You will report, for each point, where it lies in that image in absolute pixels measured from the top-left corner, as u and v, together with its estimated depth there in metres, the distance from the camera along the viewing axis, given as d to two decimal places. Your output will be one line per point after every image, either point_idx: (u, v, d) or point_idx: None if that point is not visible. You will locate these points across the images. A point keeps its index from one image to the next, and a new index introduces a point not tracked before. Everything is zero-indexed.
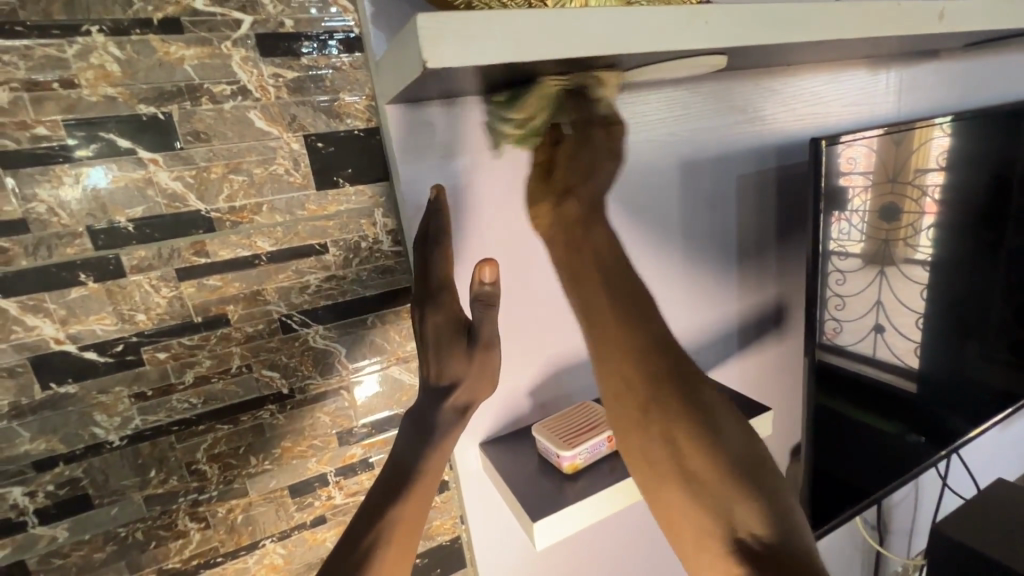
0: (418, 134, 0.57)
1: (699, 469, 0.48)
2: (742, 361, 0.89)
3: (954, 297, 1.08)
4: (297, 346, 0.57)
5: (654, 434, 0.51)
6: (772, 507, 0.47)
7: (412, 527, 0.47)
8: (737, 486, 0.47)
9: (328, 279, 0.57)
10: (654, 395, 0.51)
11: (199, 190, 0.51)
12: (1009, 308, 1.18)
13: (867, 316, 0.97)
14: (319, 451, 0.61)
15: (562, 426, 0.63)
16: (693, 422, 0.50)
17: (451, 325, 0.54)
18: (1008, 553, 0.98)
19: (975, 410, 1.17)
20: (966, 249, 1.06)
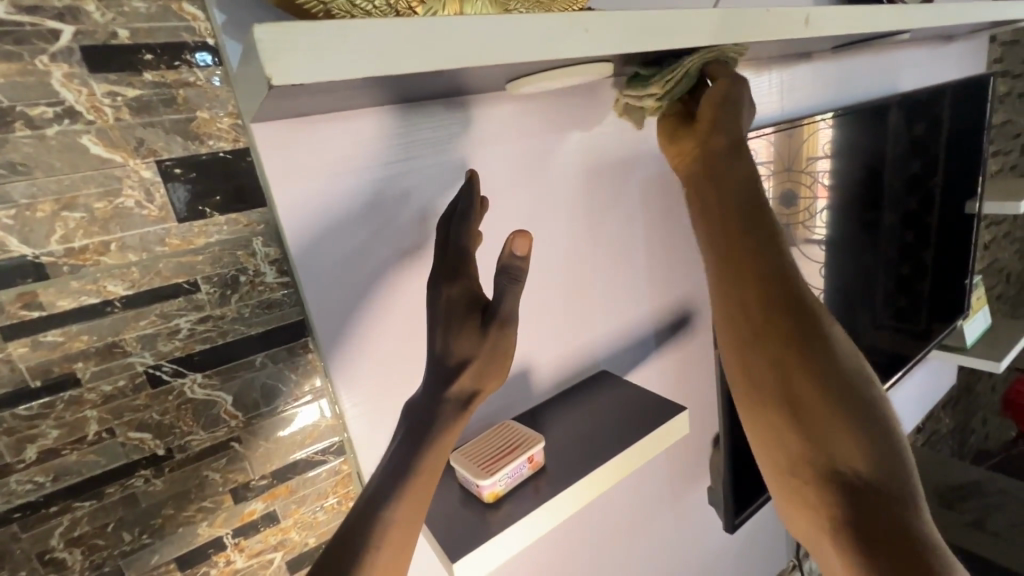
0: (328, 145, 0.55)
1: (809, 398, 0.50)
2: (664, 359, 0.90)
3: (845, 276, 1.17)
4: (170, 400, 0.50)
5: (758, 363, 0.52)
6: (877, 444, 0.48)
7: (405, 530, 0.43)
8: (848, 419, 0.48)
9: (202, 321, 0.51)
10: (780, 322, 0.51)
11: (22, 232, 0.43)
12: (891, 282, 1.30)
13: None
14: (210, 513, 0.54)
15: (482, 451, 0.60)
16: (807, 348, 0.50)
17: (466, 300, 0.51)
18: None
19: (871, 378, 1.28)
20: (852, 233, 1.15)
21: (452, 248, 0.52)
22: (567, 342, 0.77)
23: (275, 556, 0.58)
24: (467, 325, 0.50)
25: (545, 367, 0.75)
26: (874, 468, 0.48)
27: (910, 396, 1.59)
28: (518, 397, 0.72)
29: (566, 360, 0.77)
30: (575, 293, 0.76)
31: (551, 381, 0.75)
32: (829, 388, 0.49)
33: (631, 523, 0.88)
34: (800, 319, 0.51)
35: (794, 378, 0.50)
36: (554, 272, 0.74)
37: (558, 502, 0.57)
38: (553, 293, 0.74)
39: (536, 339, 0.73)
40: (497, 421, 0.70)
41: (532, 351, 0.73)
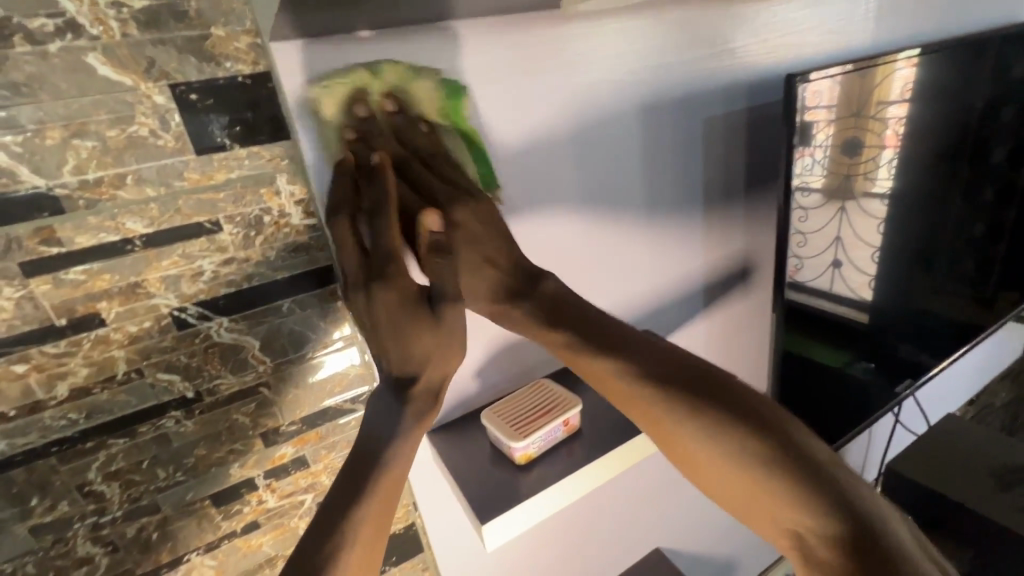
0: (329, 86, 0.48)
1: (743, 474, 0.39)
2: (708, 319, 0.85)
3: (913, 237, 1.06)
4: (197, 343, 0.49)
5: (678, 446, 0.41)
6: (807, 497, 0.37)
7: (389, 505, 0.42)
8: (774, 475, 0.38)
9: (226, 264, 0.48)
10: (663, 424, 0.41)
11: (34, 161, 0.40)
12: (964, 245, 1.18)
13: (825, 253, 0.94)
14: (242, 455, 0.54)
15: (515, 410, 0.57)
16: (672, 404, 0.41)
17: (403, 299, 0.42)
18: (949, 487, 1.03)
19: (927, 348, 1.19)
20: (927, 189, 1.04)
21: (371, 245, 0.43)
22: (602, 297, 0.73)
23: (306, 498, 0.59)
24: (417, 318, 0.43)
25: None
26: (831, 518, 0.37)
27: (969, 367, 1.49)
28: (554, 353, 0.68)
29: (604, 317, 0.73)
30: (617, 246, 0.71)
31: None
32: (740, 473, 0.39)
33: (662, 485, 0.86)
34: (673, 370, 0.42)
35: (715, 479, 0.40)
36: (596, 224, 0.69)
37: (593, 469, 0.55)
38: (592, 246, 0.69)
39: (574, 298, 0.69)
40: (534, 378, 0.67)
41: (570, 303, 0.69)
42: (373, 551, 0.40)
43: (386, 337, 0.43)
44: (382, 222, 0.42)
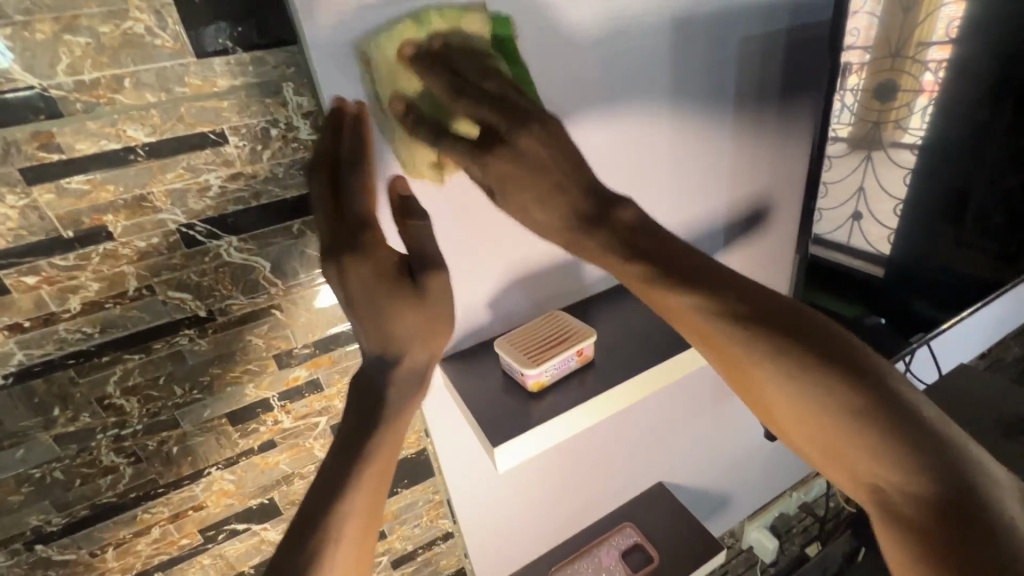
0: None
1: (832, 420, 0.43)
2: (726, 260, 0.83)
3: (948, 188, 1.01)
4: (208, 261, 0.48)
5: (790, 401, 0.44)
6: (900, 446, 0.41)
7: (388, 461, 0.44)
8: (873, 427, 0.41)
9: (233, 179, 0.46)
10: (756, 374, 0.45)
11: (25, 57, 0.37)
12: (1006, 196, 1.11)
13: (846, 205, 0.90)
14: (256, 376, 0.54)
15: (528, 339, 0.57)
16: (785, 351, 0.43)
17: (376, 262, 0.47)
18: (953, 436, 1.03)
19: (949, 299, 1.16)
20: (974, 134, 0.97)
21: (351, 211, 0.48)
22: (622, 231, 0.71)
23: (320, 421, 0.60)
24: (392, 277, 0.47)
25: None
26: (919, 478, 0.40)
27: (985, 322, 1.46)
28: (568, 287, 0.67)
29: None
30: (640, 178, 0.68)
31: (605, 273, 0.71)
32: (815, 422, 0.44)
33: (667, 423, 0.88)
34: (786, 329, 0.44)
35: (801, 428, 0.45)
36: (615, 154, 0.65)
37: (604, 399, 0.55)
38: (615, 177, 0.66)
39: None
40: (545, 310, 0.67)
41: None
42: (378, 491, 0.43)
43: (365, 302, 0.47)
44: (351, 181, 0.48)
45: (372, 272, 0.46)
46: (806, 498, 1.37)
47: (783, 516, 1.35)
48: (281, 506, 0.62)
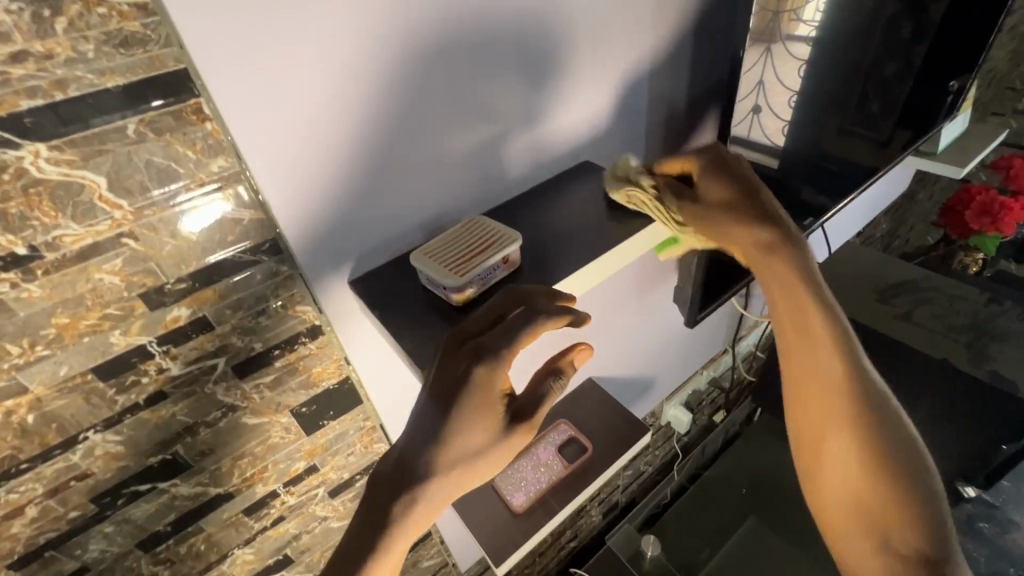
0: None
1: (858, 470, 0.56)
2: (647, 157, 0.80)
3: (835, 77, 1.02)
4: (11, 181, 0.36)
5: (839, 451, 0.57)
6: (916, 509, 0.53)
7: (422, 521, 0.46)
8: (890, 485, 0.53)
9: (18, 62, 0.34)
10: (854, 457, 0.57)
11: None
12: (885, 81, 1.16)
13: (747, 99, 0.87)
14: (121, 321, 0.45)
15: (448, 250, 0.51)
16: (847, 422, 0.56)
17: (481, 387, 0.45)
18: (845, 299, 1.10)
19: (837, 183, 1.24)
20: (860, 20, 0.97)
21: (486, 343, 0.45)
22: (545, 120, 0.63)
23: (218, 362, 0.52)
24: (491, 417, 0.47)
25: (521, 151, 0.63)
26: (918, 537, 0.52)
27: (863, 202, 1.60)
28: (481, 183, 0.62)
29: (544, 143, 0.65)
30: (561, 53, 0.60)
31: (526, 167, 0.65)
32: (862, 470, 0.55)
33: (593, 323, 0.89)
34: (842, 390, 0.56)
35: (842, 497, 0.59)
36: (528, 22, 0.55)
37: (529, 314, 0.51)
38: (534, 54, 0.57)
39: (510, 120, 0.60)
40: (459, 215, 0.61)
41: (510, 126, 0.60)
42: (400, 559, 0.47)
43: (461, 411, 0.45)
44: (509, 341, 0.45)
45: (481, 397, 0.45)
46: (715, 374, 1.52)
47: (695, 393, 1.49)
48: (190, 459, 0.56)
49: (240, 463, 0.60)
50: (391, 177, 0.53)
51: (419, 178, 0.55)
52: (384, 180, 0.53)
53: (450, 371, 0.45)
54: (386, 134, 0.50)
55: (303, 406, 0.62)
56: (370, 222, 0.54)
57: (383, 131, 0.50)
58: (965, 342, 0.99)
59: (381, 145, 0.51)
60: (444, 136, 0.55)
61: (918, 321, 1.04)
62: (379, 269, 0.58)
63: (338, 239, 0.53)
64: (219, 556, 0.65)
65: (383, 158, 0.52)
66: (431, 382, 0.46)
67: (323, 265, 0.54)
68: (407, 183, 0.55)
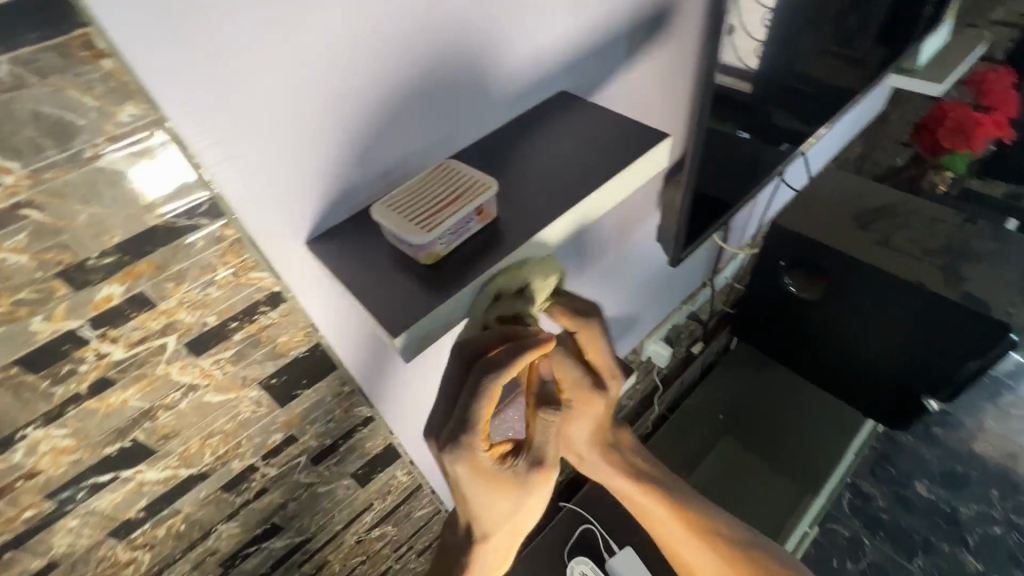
0: None
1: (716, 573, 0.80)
2: (623, 92, 0.72)
3: None
4: None
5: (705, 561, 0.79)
6: None
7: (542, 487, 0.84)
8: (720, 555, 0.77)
9: None
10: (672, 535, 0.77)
11: None
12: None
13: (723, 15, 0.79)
14: (41, 304, 0.39)
15: (413, 201, 0.44)
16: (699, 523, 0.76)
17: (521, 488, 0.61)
18: (825, 228, 1.08)
19: (817, 107, 1.19)
20: None
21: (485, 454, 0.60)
22: (513, 50, 0.56)
23: (168, 341, 0.47)
24: (495, 476, 0.56)
25: (489, 86, 0.56)
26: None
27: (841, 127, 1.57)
28: (445, 127, 0.55)
29: (513, 74, 0.58)
30: None
31: (495, 103, 0.58)
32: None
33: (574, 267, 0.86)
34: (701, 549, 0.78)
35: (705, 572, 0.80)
36: None
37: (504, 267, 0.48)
38: None
39: (472, 49, 0.52)
40: (422, 162, 0.55)
41: (474, 59, 0.53)
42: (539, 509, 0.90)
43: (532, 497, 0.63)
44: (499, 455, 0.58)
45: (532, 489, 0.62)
46: (694, 308, 1.53)
47: (675, 327, 1.50)
48: (153, 444, 0.51)
49: (211, 442, 0.56)
50: (335, 124, 0.46)
51: (374, 125, 0.49)
52: (334, 134, 0.47)
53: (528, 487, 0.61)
54: (330, 74, 0.44)
55: (273, 377, 0.58)
56: (321, 176, 0.48)
57: (326, 69, 0.43)
58: (941, 264, 0.99)
59: (327, 88, 0.44)
60: (399, 74, 0.48)
61: (896, 246, 1.03)
62: (338, 227, 0.51)
63: (283, 197, 0.47)
64: (201, 534, 0.63)
65: (330, 104, 0.45)
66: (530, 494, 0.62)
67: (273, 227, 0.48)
68: (362, 133, 0.49)
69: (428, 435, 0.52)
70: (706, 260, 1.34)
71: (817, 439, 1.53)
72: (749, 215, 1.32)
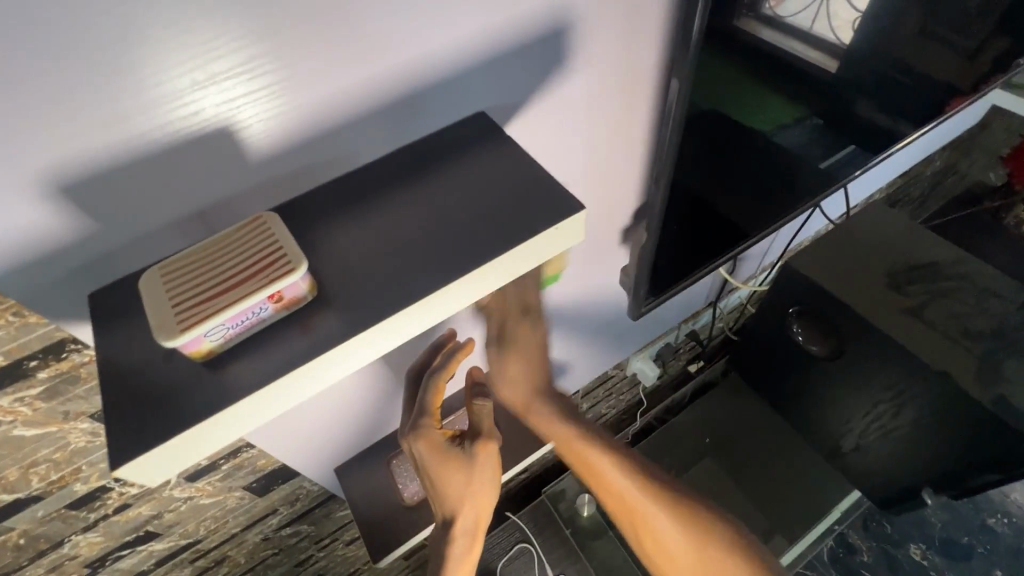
0: None
1: (681, 544, 0.74)
2: (589, 107, 0.54)
3: None
4: None
5: (666, 541, 0.75)
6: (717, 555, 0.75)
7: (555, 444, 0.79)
8: (689, 521, 0.75)
9: None
10: (638, 503, 0.73)
11: None
12: None
13: None
14: None
15: (195, 273, 0.33)
16: (662, 499, 0.74)
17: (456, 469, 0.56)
18: (847, 282, 0.90)
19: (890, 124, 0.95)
20: None
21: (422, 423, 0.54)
22: (380, 49, 0.38)
23: None
24: (449, 458, 0.55)
25: (350, 109, 0.40)
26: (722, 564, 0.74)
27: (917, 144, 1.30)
28: (270, 154, 0.39)
29: (389, 93, 0.41)
30: None
31: (364, 130, 0.42)
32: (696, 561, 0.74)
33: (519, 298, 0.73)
34: (665, 509, 0.74)
35: (670, 557, 0.75)
36: None
37: (329, 367, 0.36)
38: None
39: (300, 71, 0.36)
40: (262, 196, 0.42)
41: (312, 77, 0.37)
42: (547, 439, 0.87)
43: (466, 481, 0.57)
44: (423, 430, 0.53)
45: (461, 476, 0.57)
46: (696, 327, 1.35)
47: (670, 346, 1.33)
48: None
49: (37, 470, 0.51)
50: (59, 179, 0.33)
51: (138, 157, 0.35)
52: (59, 187, 0.33)
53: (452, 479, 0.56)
54: (21, 124, 0.30)
55: (109, 410, 0.51)
56: (67, 233, 0.35)
57: (12, 86, 0.28)
58: (979, 353, 0.82)
59: (26, 113, 0.30)
60: (163, 89, 0.33)
61: (928, 320, 0.85)
62: (126, 280, 0.39)
63: (20, 260, 0.35)
64: (51, 544, 0.59)
65: (43, 133, 0.31)
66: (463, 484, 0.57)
67: (28, 285, 0.36)
68: (122, 171, 0.35)
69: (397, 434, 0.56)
70: (709, 287, 1.18)
71: (806, 489, 1.40)
72: (771, 242, 1.13)
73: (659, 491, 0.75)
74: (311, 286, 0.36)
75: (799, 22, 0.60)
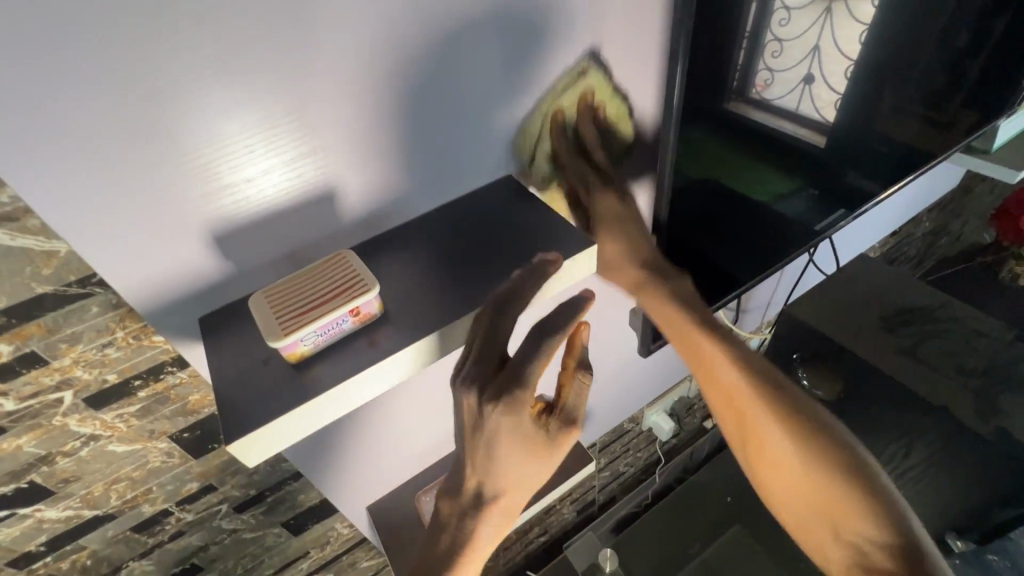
0: None
1: (808, 477, 0.61)
2: None
3: (902, 52, 0.79)
4: None
5: (797, 476, 0.62)
6: (879, 508, 0.59)
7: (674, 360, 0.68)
8: (822, 452, 0.61)
9: None
10: (750, 402, 0.63)
11: None
12: (969, 66, 0.92)
13: (802, 60, 0.69)
14: None
15: (295, 294, 0.43)
16: (773, 397, 0.62)
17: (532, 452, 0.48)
18: (842, 325, 0.96)
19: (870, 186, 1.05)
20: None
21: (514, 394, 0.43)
22: (438, 134, 0.50)
23: (64, 396, 0.48)
24: (530, 434, 0.46)
25: (417, 181, 0.52)
26: (883, 529, 0.58)
27: (899, 202, 1.41)
28: (351, 211, 0.50)
29: (446, 170, 0.53)
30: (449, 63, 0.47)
31: (425, 197, 0.54)
32: (831, 509, 0.60)
33: None
34: (776, 414, 0.62)
35: (787, 471, 0.62)
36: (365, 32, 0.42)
37: (391, 371, 0.44)
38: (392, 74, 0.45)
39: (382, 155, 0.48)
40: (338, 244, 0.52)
41: (392, 159, 0.49)
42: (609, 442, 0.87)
43: (534, 465, 0.50)
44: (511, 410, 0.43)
45: (535, 459, 0.49)
46: None
47: (682, 400, 1.36)
48: (51, 486, 0.53)
49: (116, 487, 0.57)
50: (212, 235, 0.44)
51: (258, 215, 0.45)
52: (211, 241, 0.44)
53: (523, 461, 0.49)
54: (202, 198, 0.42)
55: (184, 432, 0.58)
56: (206, 276, 0.46)
57: (197, 171, 0.41)
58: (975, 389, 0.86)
59: (202, 190, 0.42)
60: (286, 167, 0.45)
61: (923, 358, 0.91)
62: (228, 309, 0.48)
63: (167, 295, 0.45)
64: (111, 568, 0.64)
65: (206, 201, 0.43)
66: (534, 468, 0.50)
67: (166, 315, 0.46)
68: (253, 228, 0.46)
69: (463, 387, 0.45)
70: None
71: None
72: (772, 292, 1.20)
73: (763, 385, 0.62)
74: (379, 305, 0.45)
75: (784, 104, 0.71)
